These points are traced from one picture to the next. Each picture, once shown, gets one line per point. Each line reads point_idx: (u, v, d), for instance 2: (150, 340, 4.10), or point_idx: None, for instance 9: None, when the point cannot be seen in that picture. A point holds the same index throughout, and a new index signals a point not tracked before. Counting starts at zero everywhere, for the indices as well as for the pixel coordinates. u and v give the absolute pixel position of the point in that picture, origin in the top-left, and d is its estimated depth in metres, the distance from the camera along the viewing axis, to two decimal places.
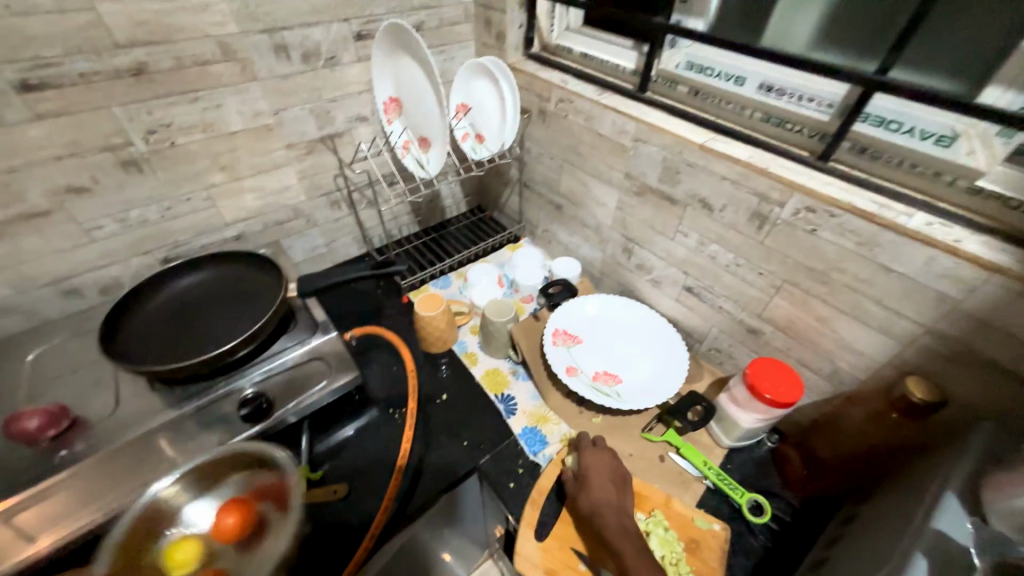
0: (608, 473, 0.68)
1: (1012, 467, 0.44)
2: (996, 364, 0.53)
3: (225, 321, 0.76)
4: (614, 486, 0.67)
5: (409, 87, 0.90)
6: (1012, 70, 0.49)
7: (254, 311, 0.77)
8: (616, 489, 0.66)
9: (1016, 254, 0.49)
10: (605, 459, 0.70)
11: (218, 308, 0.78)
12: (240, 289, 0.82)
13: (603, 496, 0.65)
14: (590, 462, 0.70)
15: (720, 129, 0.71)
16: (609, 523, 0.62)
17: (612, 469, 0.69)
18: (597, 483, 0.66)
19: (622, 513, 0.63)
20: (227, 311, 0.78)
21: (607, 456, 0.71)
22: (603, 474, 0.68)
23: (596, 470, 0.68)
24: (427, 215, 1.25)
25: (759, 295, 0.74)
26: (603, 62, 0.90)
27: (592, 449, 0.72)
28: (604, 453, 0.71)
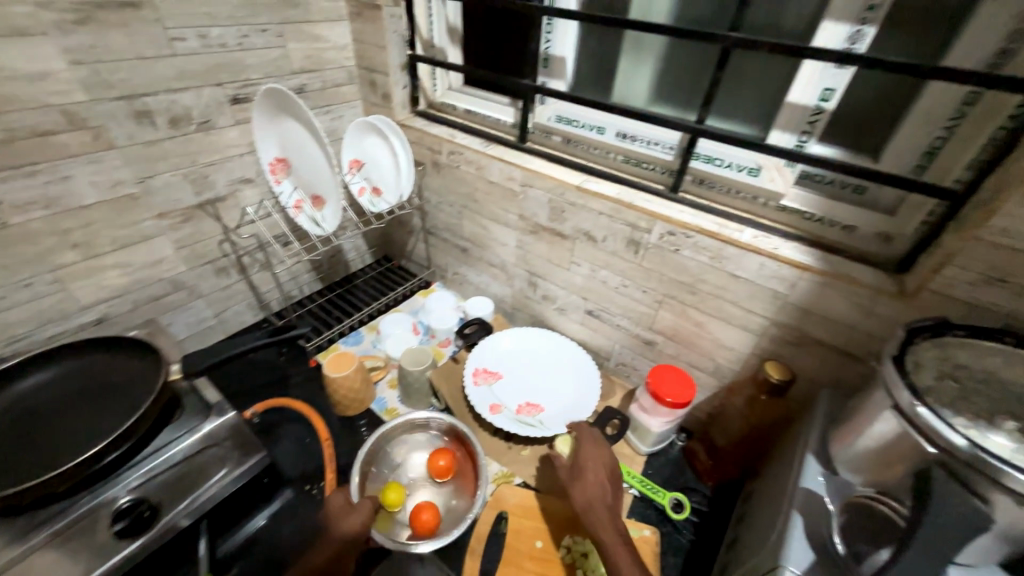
0: (602, 467, 0.69)
1: (843, 421, 0.55)
2: (821, 341, 0.66)
3: (90, 422, 0.65)
4: (609, 480, 0.68)
5: (296, 148, 0.90)
6: (784, 118, 0.64)
7: (125, 405, 0.67)
8: (609, 484, 0.67)
9: (816, 255, 0.64)
10: (603, 455, 0.71)
11: (76, 409, 0.67)
12: (105, 381, 0.70)
13: (597, 490, 0.66)
14: (588, 457, 0.71)
15: (592, 172, 0.82)
16: (598, 518, 0.62)
17: (609, 463, 0.71)
18: (592, 477, 0.68)
19: (613, 507, 0.64)
20: (89, 411, 0.67)
21: (604, 452, 0.72)
22: (598, 468, 0.69)
23: (593, 463, 0.70)
24: (330, 271, 1.21)
25: (647, 310, 0.84)
26: (486, 117, 0.99)
27: (592, 442, 0.73)
28: (603, 447, 0.73)
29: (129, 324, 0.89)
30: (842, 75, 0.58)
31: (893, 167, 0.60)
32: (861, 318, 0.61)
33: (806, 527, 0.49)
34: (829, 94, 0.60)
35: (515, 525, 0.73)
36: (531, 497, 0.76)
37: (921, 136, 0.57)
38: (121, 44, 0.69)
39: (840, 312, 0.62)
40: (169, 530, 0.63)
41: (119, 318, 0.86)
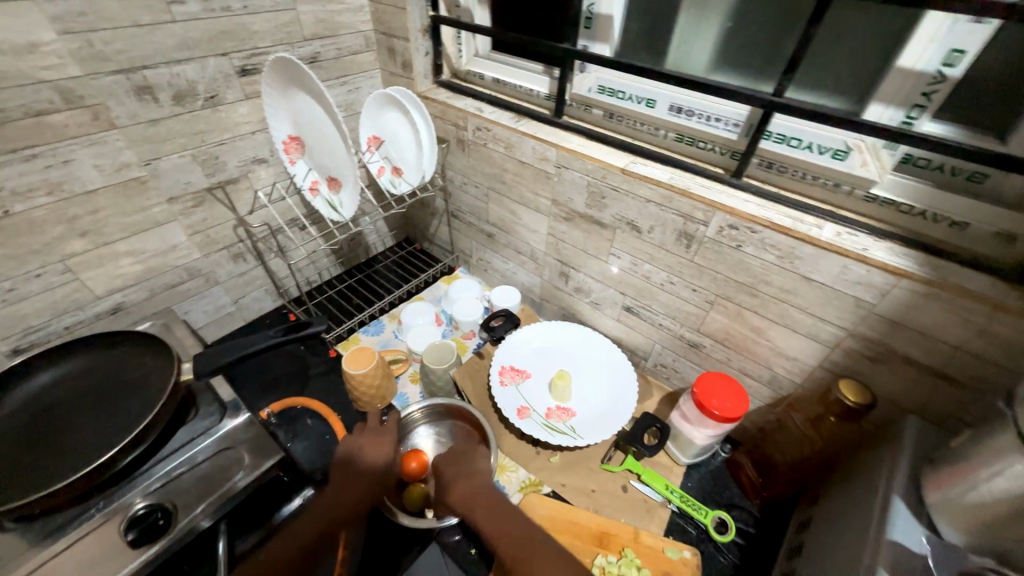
0: (465, 465, 0.69)
1: (942, 462, 0.45)
2: (910, 359, 0.56)
3: (100, 423, 0.62)
4: (469, 468, 0.68)
5: (310, 125, 0.82)
6: (889, 90, 0.53)
7: (137, 404, 0.64)
8: (472, 470, 0.68)
9: (915, 258, 0.53)
10: (457, 458, 0.71)
11: (91, 406, 0.64)
12: (119, 378, 0.67)
13: (462, 481, 0.65)
14: (447, 465, 0.70)
15: (638, 152, 0.72)
16: (475, 507, 0.61)
17: (464, 460, 0.70)
18: (455, 476, 0.67)
19: (482, 487, 0.64)
20: (102, 409, 0.64)
21: (464, 452, 0.72)
22: (455, 467, 0.69)
23: (450, 469, 0.69)
24: (350, 255, 1.15)
25: (695, 310, 0.75)
26: (517, 88, 0.88)
27: (446, 454, 0.72)
28: (454, 453, 0.72)
29: (146, 312, 0.86)
30: (980, 31, 0.45)
31: None
32: (969, 337, 0.51)
33: None
34: (956, 57, 0.47)
35: None
36: (560, 509, 0.70)
37: None
38: (113, 9, 0.62)
39: (940, 328, 0.52)
40: (191, 531, 0.60)
41: (136, 306, 0.84)
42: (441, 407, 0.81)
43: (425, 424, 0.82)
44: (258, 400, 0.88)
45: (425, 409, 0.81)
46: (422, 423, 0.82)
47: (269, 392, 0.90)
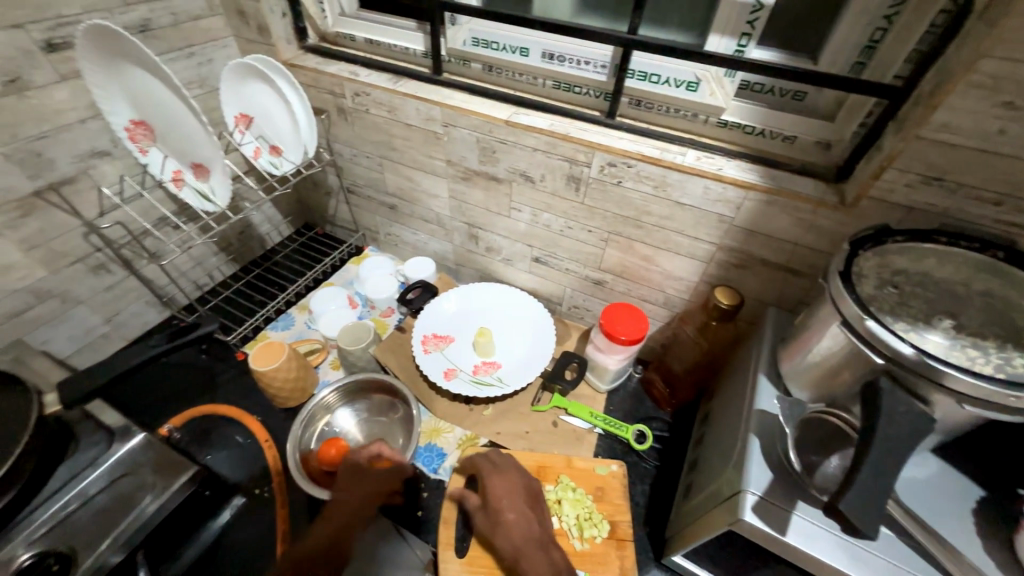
0: (525, 496, 0.64)
1: (790, 339, 0.54)
2: (765, 261, 0.65)
3: None
4: (528, 505, 0.63)
5: (155, 106, 0.72)
6: (721, 22, 0.58)
7: None
8: (529, 509, 0.62)
9: (759, 172, 0.61)
10: (514, 483, 0.65)
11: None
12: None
13: (515, 524, 0.59)
14: (495, 493, 0.63)
15: (520, 102, 0.73)
16: (531, 560, 0.56)
17: (520, 488, 0.65)
18: (508, 513, 0.60)
19: (535, 538, 0.59)
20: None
21: (519, 478, 0.66)
22: (511, 498, 0.63)
23: (506, 497, 0.63)
24: (242, 249, 1.05)
25: (594, 249, 0.80)
26: (391, 48, 0.84)
27: (497, 473, 0.66)
28: (510, 476, 0.66)
29: None
30: None
31: (830, 66, 0.57)
32: (802, 233, 0.60)
33: (763, 446, 0.49)
34: None
35: None
36: None
37: (858, 30, 0.53)
38: None
39: (783, 230, 0.61)
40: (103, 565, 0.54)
41: None
42: (358, 383, 0.79)
43: (344, 406, 0.80)
44: (159, 421, 0.80)
45: (338, 390, 0.78)
46: (339, 404, 0.80)
47: (171, 410, 0.82)
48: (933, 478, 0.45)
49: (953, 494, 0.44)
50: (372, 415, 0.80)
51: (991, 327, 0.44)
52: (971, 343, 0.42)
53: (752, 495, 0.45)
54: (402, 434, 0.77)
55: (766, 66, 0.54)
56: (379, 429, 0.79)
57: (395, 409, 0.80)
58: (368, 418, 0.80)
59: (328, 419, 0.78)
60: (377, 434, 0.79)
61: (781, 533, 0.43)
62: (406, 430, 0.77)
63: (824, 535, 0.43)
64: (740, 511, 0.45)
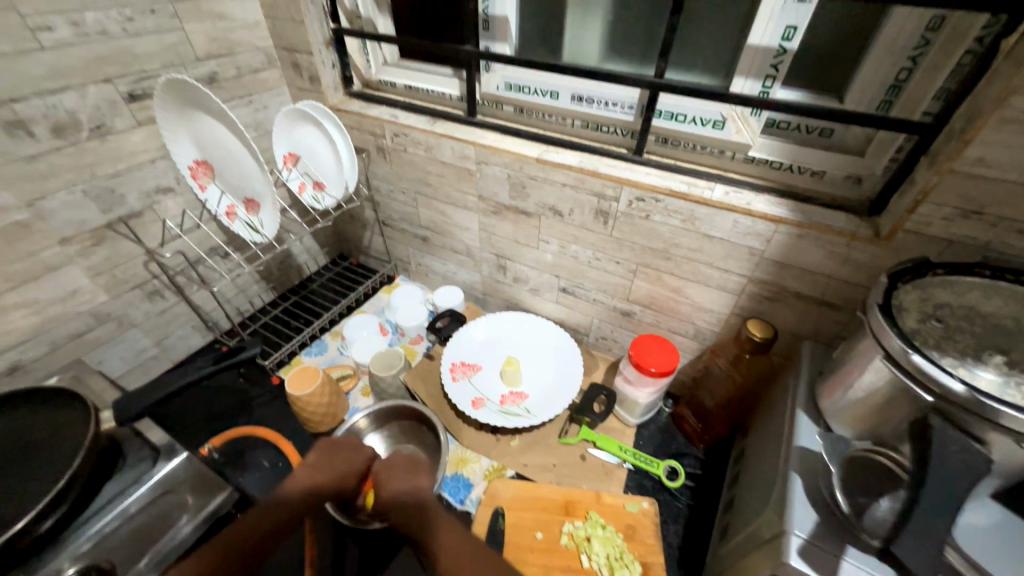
0: (415, 474, 0.61)
1: (829, 372, 0.53)
2: (799, 294, 0.65)
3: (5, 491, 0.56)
4: (410, 474, 0.61)
5: (219, 147, 0.79)
6: (745, 65, 0.60)
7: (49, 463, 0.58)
8: (410, 475, 0.61)
9: (788, 206, 0.61)
10: (397, 462, 0.64)
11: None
12: (25, 437, 0.59)
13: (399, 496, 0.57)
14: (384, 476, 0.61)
15: (550, 141, 0.76)
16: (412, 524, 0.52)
17: (404, 465, 0.63)
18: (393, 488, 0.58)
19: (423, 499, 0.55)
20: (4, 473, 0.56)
21: (410, 463, 0.63)
22: (396, 476, 0.61)
23: (402, 477, 0.61)
24: (282, 278, 1.11)
25: (622, 281, 0.81)
26: (429, 93, 0.91)
27: (388, 466, 0.63)
28: (397, 462, 0.63)
29: (52, 368, 0.79)
30: (805, 9, 0.54)
31: (858, 104, 0.58)
32: (836, 266, 0.59)
33: (806, 486, 0.47)
34: (792, 32, 0.56)
35: (513, 519, 0.69)
36: (525, 488, 0.73)
37: (882, 70, 0.55)
38: None
39: (817, 262, 0.61)
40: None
41: (37, 362, 0.76)
42: (390, 409, 0.81)
43: (376, 431, 0.81)
44: (197, 441, 0.83)
45: (370, 415, 0.80)
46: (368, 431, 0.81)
47: (208, 431, 0.84)
48: (996, 527, 0.42)
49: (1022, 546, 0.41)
50: (400, 442, 0.81)
51: None
52: None
53: (796, 538, 0.43)
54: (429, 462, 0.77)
55: (794, 105, 0.56)
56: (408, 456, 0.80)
57: (424, 436, 0.80)
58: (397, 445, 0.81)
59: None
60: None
61: None
62: (434, 458, 0.77)
63: None
64: (784, 554, 0.43)
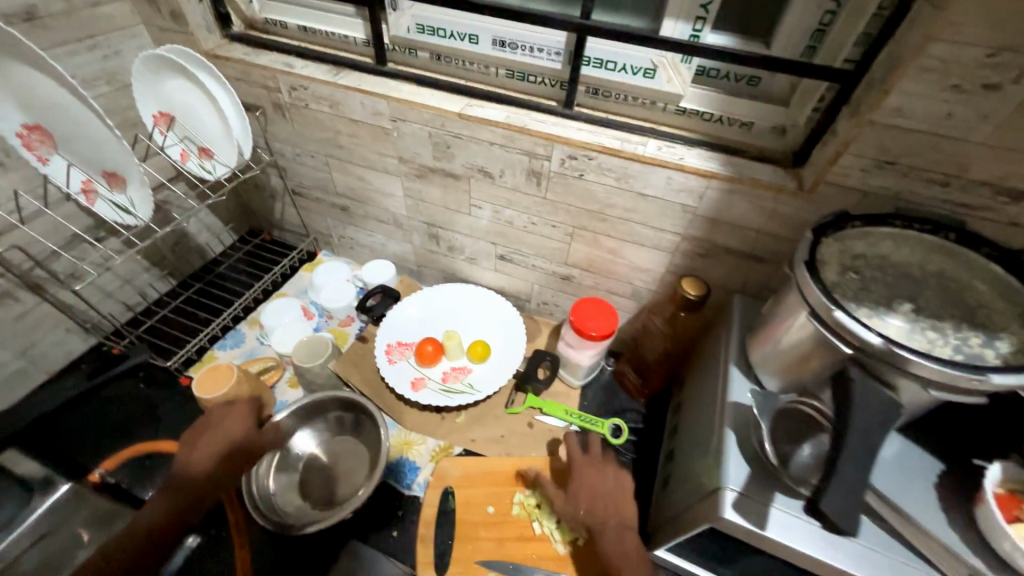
0: (613, 489, 0.65)
1: (759, 328, 0.54)
2: (729, 249, 0.65)
3: None
4: (614, 500, 0.64)
5: (54, 108, 0.62)
6: (674, 5, 0.56)
7: None
8: (615, 503, 0.64)
9: (719, 160, 0.60)
10: (603, 477, 0.66)
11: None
12: None
13: (601, 510, 0.63)
14: (587, 477, 0.66)
15: (472, 93, 0.68)
16: (608, 541, 0.60)
17: (614, 484, 0.66)
18: (597, 495, 0.64)
19: (601, 529, 0.61)
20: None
21: (615, 472, 0.67)
22: (599, 489, 0.65)
23: (596, 493, 0.65)
24: (179, 262, 0.96)
25: (559, 244, 0.77)
26: (329, 36, 0.77)
27: (596, 466, 0.67)
28: (603, 468, 0.67)
29: None
30: None
31: (785, 50, 0.56)
32: (764, 220, 0.60)
33: (738, 439, 0.49)
34: None
35: (463, 498, 0.68)
36: (474, 464, 0.71)
37: (809, 12, 0.52)
38: None
39: (746, 217, 0.61)
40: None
41: None
42: (317, 403, 0.74)
43: (309, 425, 0.75)
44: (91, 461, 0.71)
45: (294, 413, 0.73)
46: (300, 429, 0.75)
47: (105, 447, 0.73)
48: (898, 460, 0.47)
49: (919, 472, 0.46)
50: (333, 438, 0.75)
51: (948, 308, 0.44)
52: (931, 325, 0.43)
53: (731, 492, 0.45)
54: (366, 453, 0.73)
55: (720, 48, 0.53)
56: (345, 451, 0.74)
57: (357, 429, 0.75)
58: (329, 440, 0.75)
59: (287, 445, 0.73)
60: (341, 456, 0.74)
61: (761, 529, 0.43)
62: (372, 450, 0.72)
63: (799, 524, 0.43)
64: (720, 508, 0.45)
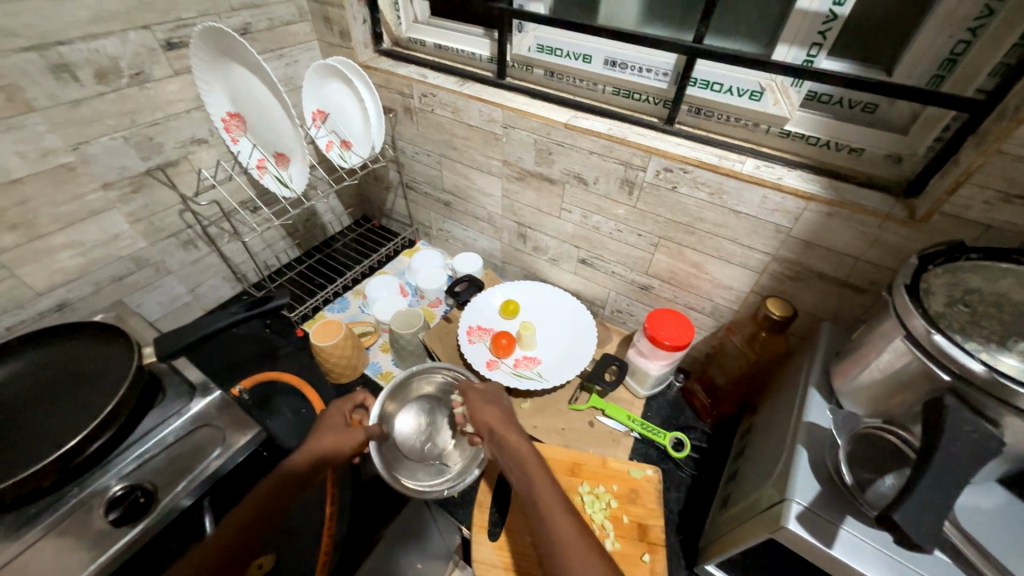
0: (502, 411, 0.66)
1: (847, 354, 0.53)
2: (822, 274, 0.64)
3: (55, 412, 0.57)
4: (499, 411, 0.66)
5: (250, 100, 0.80)
6: (790, 32, 0.58)
7: (93, 400, 0.58)
8: (502, 415, 0.65)
9: (821, 183, 0.60)
10: (485, 397, 0.68)
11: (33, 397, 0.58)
12: (63, 368, 0.61)
13: (488, 417, 0.65)
14: (474, 402, 0.68)
15: (579, 108, 0.75)
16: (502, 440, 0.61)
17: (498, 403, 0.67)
18: (483, 409, 0.66)
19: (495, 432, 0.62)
20: (52, 399, 0.58)
21: (496, 398, 0.69)
22: (484, 406, 0.66)
23: (480, 411, 0.66)
24: (307, 235, 1.14)
25: (643, 254, 0.80)
26: (459, 53, 0.89)
27: (477, 393, 0.69)
28: (485, 394, 0.69)
29: (95, 307, 0.83)
30: None
31: (907, 79, 0.55)
32: (867, 247, 0.58)
33: (811, 459, 0.48)
34: None
35: None
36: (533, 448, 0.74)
37: (939, 41, 0.51)
38: None
39: (845, 243, 0.60)
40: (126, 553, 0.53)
41: (81, 301, 0.80)
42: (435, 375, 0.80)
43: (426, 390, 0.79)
44: (226, 383, 0.88)
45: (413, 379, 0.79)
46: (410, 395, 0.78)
47: (237, 374, 0.89)
48: (998, 511, 0.43)
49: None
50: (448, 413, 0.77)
51: None
52: None
53: (796, 504, 0.45)
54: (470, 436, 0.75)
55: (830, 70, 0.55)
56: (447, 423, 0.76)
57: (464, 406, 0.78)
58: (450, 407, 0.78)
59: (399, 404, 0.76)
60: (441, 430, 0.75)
61: (827, 545, 0.42)
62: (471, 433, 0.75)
63: (873, 553, 0.41)
64: (783, 519, 0.44)
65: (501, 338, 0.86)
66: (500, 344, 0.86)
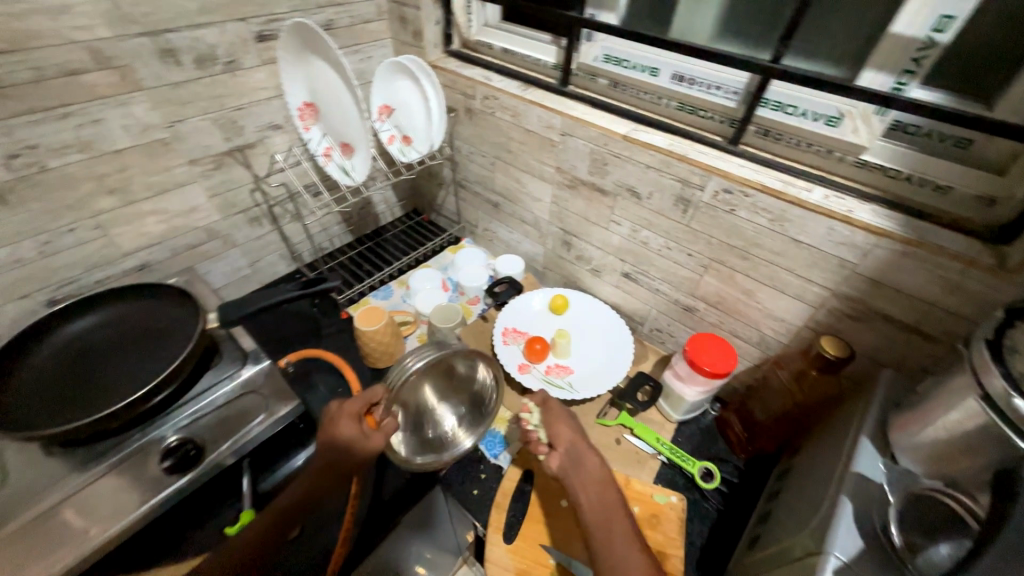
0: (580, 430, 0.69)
1: (910, 406, 0.49)
2: (887, 316, 0.60)
3: (129, 363, 0.63)
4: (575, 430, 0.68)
5: (325, 92, 0.84)
6: (881, 57, 0.55)
7: (161, 356, 0.63)
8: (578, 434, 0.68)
9: (897, 220, 0.56)
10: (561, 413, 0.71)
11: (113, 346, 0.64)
12: (139, 322, 0.68)
13: (565, 434, 0.67)
14: (550, 414, 0.71)
15: (640, 121, 0.74)
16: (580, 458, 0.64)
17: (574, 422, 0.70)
18: (561, 424, 0.68)
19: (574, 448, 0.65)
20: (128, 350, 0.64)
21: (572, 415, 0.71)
22: (560, 422, 0.69)
23: (558, 425, 0.68)
24: (360, 223, 1.20)
25: (691, 274, 0.78)
26: (525, 58, 0.90)
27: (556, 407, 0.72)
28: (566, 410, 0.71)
29: (170, 270, 0.91)
30: None
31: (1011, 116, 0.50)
32: (944, 293, 0.54)
33: (855, 513, 0.45)
34: (946, 23, 0.49)
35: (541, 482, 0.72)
36: None
37: None
38: None
39: (917, 286, 0.55)
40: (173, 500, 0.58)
41: (159, 263, 0.88)
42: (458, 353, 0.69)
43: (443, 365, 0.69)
44: (274, 354, 0.93)
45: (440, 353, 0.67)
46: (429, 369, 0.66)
47: (284, 347, 0.95)
48: None
49: None
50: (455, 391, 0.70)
51: None
52: None
53: (834, 558, 0.42)
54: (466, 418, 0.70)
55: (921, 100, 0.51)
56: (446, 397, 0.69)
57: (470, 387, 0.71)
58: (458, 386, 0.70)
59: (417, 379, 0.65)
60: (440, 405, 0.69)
61: None
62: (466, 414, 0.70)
63: None
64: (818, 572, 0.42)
65: (536, 342, 0.87)
66: (534, 349, 0.86)
